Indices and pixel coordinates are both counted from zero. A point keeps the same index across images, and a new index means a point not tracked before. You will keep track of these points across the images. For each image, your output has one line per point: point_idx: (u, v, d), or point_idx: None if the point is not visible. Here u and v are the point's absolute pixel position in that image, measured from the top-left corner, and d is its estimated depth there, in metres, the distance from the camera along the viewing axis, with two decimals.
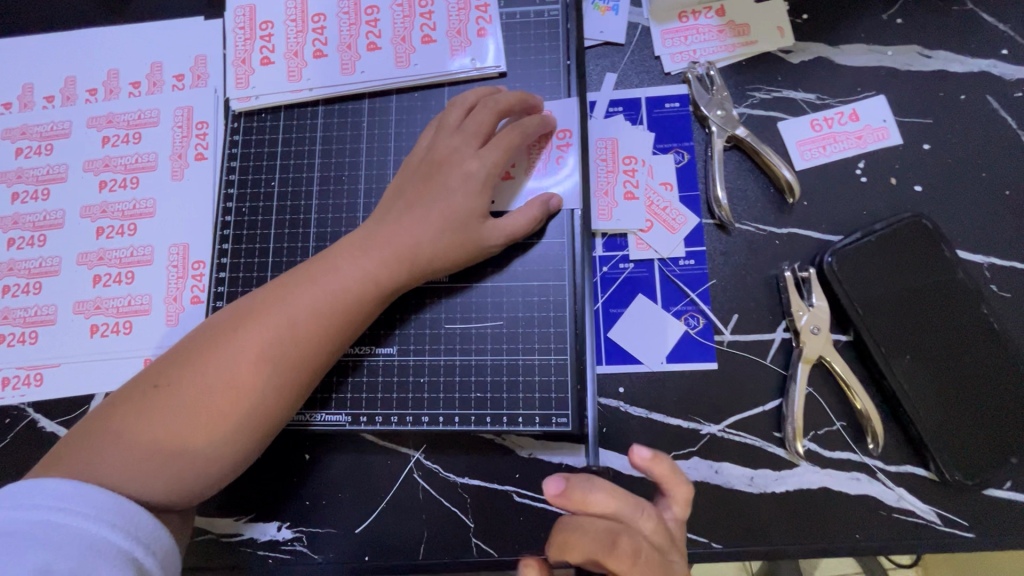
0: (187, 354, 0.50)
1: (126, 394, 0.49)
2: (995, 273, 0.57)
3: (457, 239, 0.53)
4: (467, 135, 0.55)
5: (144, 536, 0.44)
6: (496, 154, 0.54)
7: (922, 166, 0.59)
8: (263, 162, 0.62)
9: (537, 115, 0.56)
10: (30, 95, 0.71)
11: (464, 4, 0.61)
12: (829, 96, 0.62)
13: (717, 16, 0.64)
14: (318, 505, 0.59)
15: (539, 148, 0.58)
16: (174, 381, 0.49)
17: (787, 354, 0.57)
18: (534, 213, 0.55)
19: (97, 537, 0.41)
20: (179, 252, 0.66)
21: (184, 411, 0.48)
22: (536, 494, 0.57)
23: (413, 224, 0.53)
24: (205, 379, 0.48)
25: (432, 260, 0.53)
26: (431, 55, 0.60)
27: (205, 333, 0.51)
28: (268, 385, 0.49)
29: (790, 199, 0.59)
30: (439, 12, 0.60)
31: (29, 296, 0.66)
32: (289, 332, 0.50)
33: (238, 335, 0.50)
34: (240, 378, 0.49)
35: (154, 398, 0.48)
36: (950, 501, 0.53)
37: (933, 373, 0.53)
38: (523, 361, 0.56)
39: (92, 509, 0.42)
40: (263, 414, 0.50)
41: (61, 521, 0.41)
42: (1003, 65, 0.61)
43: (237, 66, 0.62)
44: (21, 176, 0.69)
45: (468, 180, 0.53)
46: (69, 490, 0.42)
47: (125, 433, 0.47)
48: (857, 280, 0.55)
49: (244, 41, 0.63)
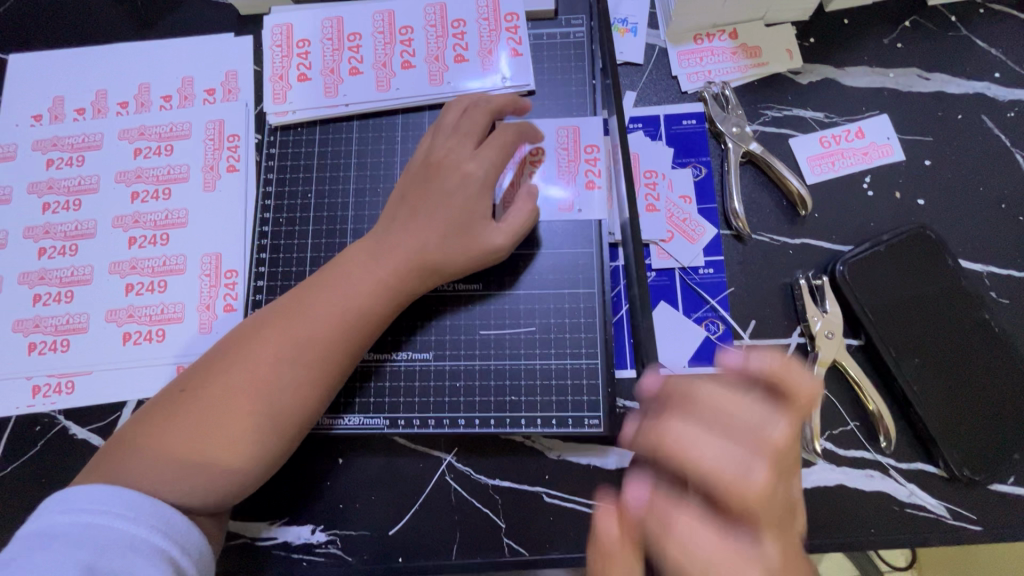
0: (217, 359, 0.53)
1: (159, 401, 0.52)
2: (995, 281, 0.60)
3: (493, 249, 0.56)
4: (502, 150, 0.57)
5: (181, 537, 0.46)
6: (493, 153, 0.57)
7: (924, 180, 0.63)
8: (299, 174, 0.64)
9: (524, 115, 0.60)
10: (61, 108, 0.72)
11: (493, 26, 0.64)
12: (836, 115, 0.66)
13: (731, 39, 0.68)
14: (352, 508, 0.60)
15: (568, 161, 0.61)
16: (203, 382, 0.51)
17: (803, 357, 0.60)
18: (528, 205, 0.57)
19: (137, 539, 0.43)
20: (212, 261, 0.67)
21: (216, 411, 0.50)
22: (566, 494, 0.59)
23: (450, 234, 0.55)
24: (233, 379, 0.51)
25: (470, 268, 0.55)
26: (463, 73, 0.63)
27: (232, 338, 0.54)
28: (295, 383, 0.51)
29: (803, 211, 0.63)
30: (470, 33, 0.63)
31: (60, 304, 0.67)
32: (314, 332, 0.52)
33: (261, 340, 0.52)
34: (261, 378, 0.51)
35: (187, 401, 0.51)
36: (958, 496, 0.56)
37: (941, 374, 0.57)
38: (556, 365, 0.59)
39: (134, 513, 0.44)
40: (283, 415, 0.51)
41: (106, 524, 0.43)
42: (996, 87, 0.65)
43: (274, 82, 0.64)
44: (52, 187, 0.70)
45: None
46: (112, 494, 0.45)
47: (159, 436, 0.50)
48: (868, 288, 0.59)
49: (280, 58, 0.65)
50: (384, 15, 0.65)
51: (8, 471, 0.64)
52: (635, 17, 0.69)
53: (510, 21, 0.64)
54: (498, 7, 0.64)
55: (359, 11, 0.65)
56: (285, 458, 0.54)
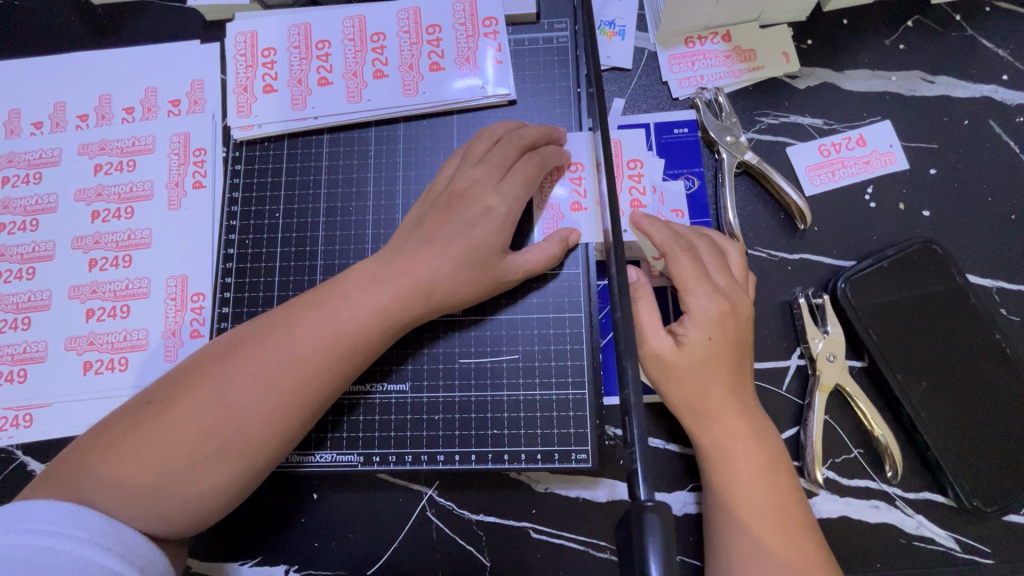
0: (189, 372, 0.49)
1: (120, 414, 0.48)
2: (1005, 297, 0.57)
3: (472, 272, 0.52)
4: (481, 166, 0.54)
5: (140, 559, 0.43)
6: (516, 188, 0.53)
7: (929, 190, 0.60)
8: (267, 193, 0.60)
9: (557, 147, 0.56)
10: (18, 122, 0.68)
11: (471, 31, 0.60)
12: (836, 121, 0.62)
13: (724, 42, 0.64)
14: (327, 547, 0.57)
15: (553, 181, 0.57)
16: (171, 400, 0.47)
17: (803, 381, 0.57)
18: (553, 250, 0.54)
19: (91, 563, 0.40)
20: (177, 284, 0.63)
21: (179, 437, 0.46)
22: (554, 530, 0.56)
23: (426, 256, 0.51)
24: (201, 404, 0.47)
25: (446, 291, 0.52)
26: (439, 83, 0.59)
27: (205, 356, 0.50)
28: (266, 414, 0.47)
29: (802, 225, 0.59)
30: (446, 39, 0.60)
31: (17, 332, 0.63)
32: (288, 363, 0.48)
33: (239, 360, 0.48)
34: (235, 403, 0.47)
35: (148, 422, 0.46)
36: (968, 527, 0.53)
37: (949, 398, 0.53)
38: (541, 396, 0.55)
39: (87, 533, 0.41)
40: (255, 448, 0.47)
41: (56, 546, 0.40)
42: (1004, 90, 0.62)
43: (238, 94, 0.61)
44: (8, 206, 0.66)
45: (489, 215, 0.52)
46: (63, 514, 0.41)
47: (117, 453, 0.45)
48: (871, 307, 0.55)
49: (245, 68, 0.61)
50: (355, 21, 0.61)
51: None
52: (623, 20, 0.65)
53: (490, 25, 0.60)
54: (476, 11, 0.60)
55: (328, 16, 0.61)
56: (254, 487, 0.50)
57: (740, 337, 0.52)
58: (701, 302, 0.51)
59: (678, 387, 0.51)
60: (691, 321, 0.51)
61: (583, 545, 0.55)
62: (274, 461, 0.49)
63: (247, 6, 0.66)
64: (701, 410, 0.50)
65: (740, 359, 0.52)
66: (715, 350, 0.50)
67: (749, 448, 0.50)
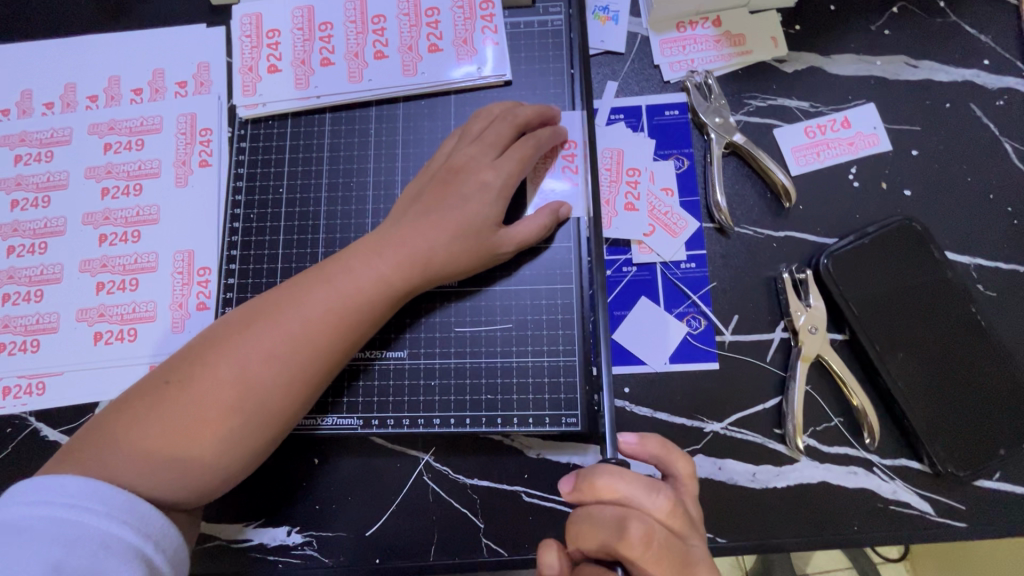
0: (202, 351, 0.51)
1: (138, 390, 0.50)
2: (982, 273, 0.59)
3: (470, 246, 0.54)
4: (477, 145, 0.56)
5: (155, 533, 0.45)
6: (512, 164, 0.55)
7: (912, 171, 0.62)
8: (271, 169, 0.62)
9: (551, 127, 0.58)
10: (29, 102, 0.71)
11: (469, 14, 0.62)
12: (822, 104, 0.64)
13: (714, 27, 0.66)
14: (328, 509, 0.59)
15: (547, 160, 0.60)
16: (188, 376, 0.49)
17: (786, 354, 0.59)
18: (544, 221, 0.56)
19: (109, 536, 0.42)
20: (184, 258, 0.66)
21: (193, 402, 0.48)
22: (546, 493, 0.58)
23: (425, 229, 0.54)
24: (216, 378, 0.49)
25: (443, 263, 0.54)
26: (437, 64, 0.61)
27: (217, 329, 0.52)
28: (276, 377, 0.50)
29: (787, 203, 0.61)
30: (445, 21, 0.62)
31: (30, 304, 0.65)
32: (294, 333, 0.50)
33: (250, 336, 0.50)
34: (251, 375, 0.49)
35: (165, 391, 0.49)
36: (943, 491, 0.55)
37: (926, 369, 0.55)
38: (532, 362, 0.57)
39: (106, 507, 0.44)
40: (268, 414, 0.50)
41: (77, 519, 0.42)
42: (985, 75, 0.64)
43: (243, 74, 0.63)
44: (21, 183, 0.68)
45: (485, 188, 0.55)
46: (81, 488, 0.44)
47: (140, 422, 0.48)
48: (853, 282, 0.58)
49: (250, 48, 0.64)
50: (356, 3, 0.63)
51: None
52: (617, 5, 0.67)
53: (486, 8, 0.62)
54: None
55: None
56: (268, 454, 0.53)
57: None
58: None
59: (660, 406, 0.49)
60: None
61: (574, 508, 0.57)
62: (285, 429, 0.52)
63: None
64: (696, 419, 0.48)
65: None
66: None
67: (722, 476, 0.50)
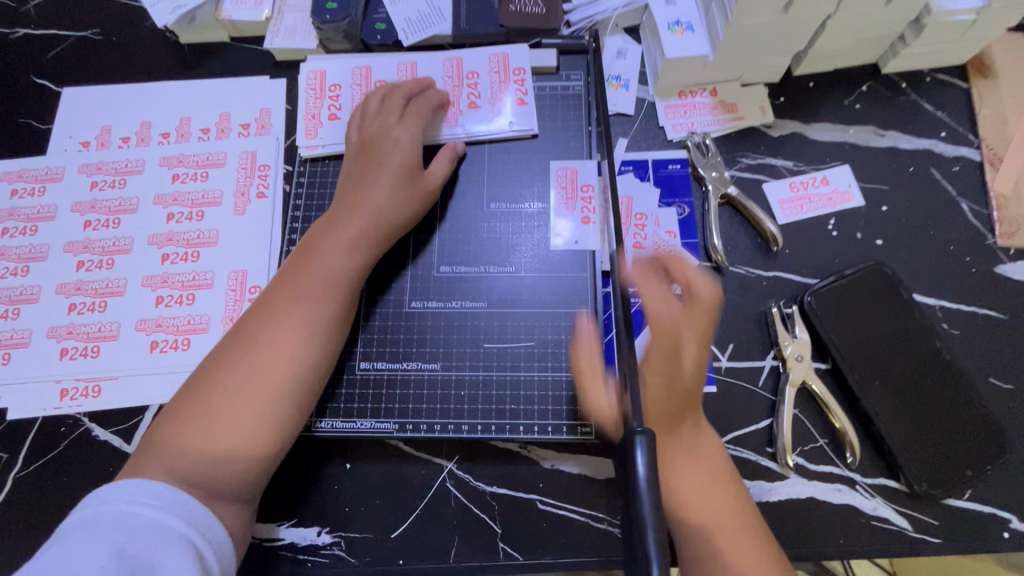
0: (225, 360, 0.58)
1: (170, 410, 0.56)
2: (946, 313, 0.67)
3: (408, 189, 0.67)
4: (379, 118, 0.69)
5: (202, 525, 0.50)
6: (415, 124, 0.69)
7: (882, 223, 0.71)
8: (326, 201, 0.73)
9: (377, 95, 0.70)
10: (108, 136, 0.80)
11: (504, 78, 0.74)
12: (803, 164, 0.74)
13: (711, 96, 0.77)
14: (356, 511, 0.64)
15: (443, 123, 0.73)
16: (215, 386, 0.56)
17: (776, 380, 0.66)
18: (446, 154, 0.70)
19: (164, 525, 0.48)
20: (237, 277, 0.73)
21: (230, 395, 0.55)
22: (560, 501, 0.63)
23: (378, 188, 0.65)
24: (243, 379, 0.56)
25: (398, 215, 0.65)
26: (476, 118, 0.73)
27: (233, 342, 0.59)
28: (307, 366, 0.58)
29: (774, 248, 0.70)
30: (482, 83, 0.74)
31: (94, 313, 0.72)
32: (317, 325, 0.60)
33: (266, 337, 0.58)
34: (273, 369, 0.57)
35: (209, 391, 0.56)
36: (918, 508, 0.61)
37: (899, 396, 0.62)
38: (553, 376, 0.65)
39: (160, 500, 0.49)
40: (293, 400, 0.57)
41: (136, 510, 0.48)
42: (942, 144, 0.74)
43: (307, 120, 0.75)
44: (95, 206, 0.77)
45: (399, 142, 0.67)
46: (137, 486, 0.50)
47: (178, 435, 0.54)
48: (833, 317, 0.65)
49: (314, 99, 0.76)
50: (407, 66, 0.77)
51: (31, 468, 0.67)
52: (628, 75, 0.78)
53: (518, 74, 0.75)
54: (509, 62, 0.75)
55: (383, 60, 0.77)
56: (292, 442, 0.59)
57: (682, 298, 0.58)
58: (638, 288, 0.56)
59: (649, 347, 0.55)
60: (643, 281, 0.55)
61: (585, 516, 0.63)
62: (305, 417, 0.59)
63: (314, 50, 0.81)
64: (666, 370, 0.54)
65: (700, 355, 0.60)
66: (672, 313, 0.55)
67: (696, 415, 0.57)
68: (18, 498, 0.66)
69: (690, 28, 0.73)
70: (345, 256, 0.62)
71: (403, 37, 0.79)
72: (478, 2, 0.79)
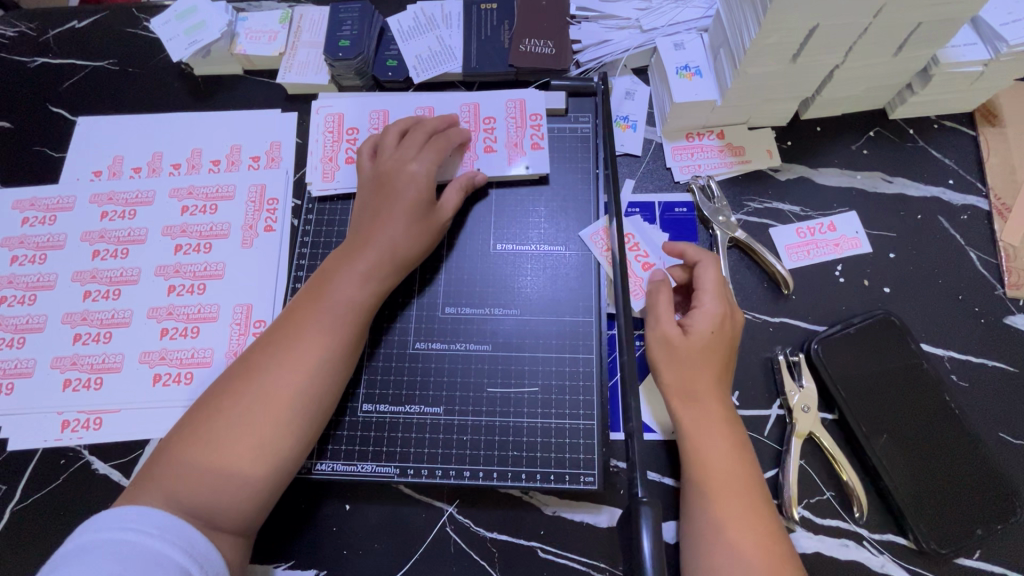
0: (225, 392, 0.57)
1: (169, 438, 0.56)
2: (954, 364, 0.67)
3: (423, 229, 0.66)
4: (402, 150, 0.68)
5: (200, 556, 0.50)
6: (431, 157, 0.68)
7: (889, 271, 0.71)
8: (332, 238, 0.74)
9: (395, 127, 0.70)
10: (120, 166, 0.81)
11: (519, 124, 0.75)
12: (810, 209, 0.74)
13: (719, 138, 0.77)
14: (354, 555, 0.63)
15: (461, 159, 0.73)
16: (214, 418, 0.55)
17: (781, 429, 0.65)
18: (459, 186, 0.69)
19: (161, 555, 0.48)
20: (242, 311, 0.73)
21: (231, 430, 0.55)
22: (561, 550, 0.62)
23: (394, 224, 0.65)
24: (244, 414, 0.55)
25: (410, 251, 0.65)
26: (493, 162, 0.73)
27: (237, 372, 0.58)
28: (308, 404, 0.58)
29: (785, 290, 0.70)
30: (498, 129, 0.74)
31: (98, 344, 0.73)
32: (328, 365, 0.59)
33: (269, 372, 0.57)
34: (274, 406, 0.56)
35: (219, 422, 0.55)
36: (926, 567, 0.60)
37: (907, 451, 0.61)
38: (556, 424, 0.64)
39: (159, 530, 0.49)
40: (291, 439, 0.57)
41: (134, 539, 0.48)
42: (950, 192, 0.74)
43: (323, 163, 0.76)
44: (104, 236, 0.77)
45: (415, 178, 0.66)
46: (136, 514, 0.50)
47: (173, 468, 0.53)
48: (840, 367, 0.65)
49: (331, 140, 0.77)
50: (425, 107, 0.77)
51: (28, 501, 0.67)
52: (635, 116, 0.79)
53: (535, 120, 0.75)
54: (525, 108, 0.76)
55: (402, 103, 0.78)
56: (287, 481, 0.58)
57: (730, 339, 0.63)
58: (696, 322, 0.62)
59: (682, 363, 0.61)
60: (699, 314, 0.62)
61: (586, 566, 0.61)
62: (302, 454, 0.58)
63: (326, 86, 0.82)
64: (694, 396, 0.60)
65: (724, 377, 0.62)
66: (713, 342, 0.61)
67: (716, 423, 0.60)
68: (13, 532, 0.66)
69: (698, 72, 0.73)
70: (359, 289, 0.62)
71: (414, 74, 0.80)
72: (490, 42, 0.80)
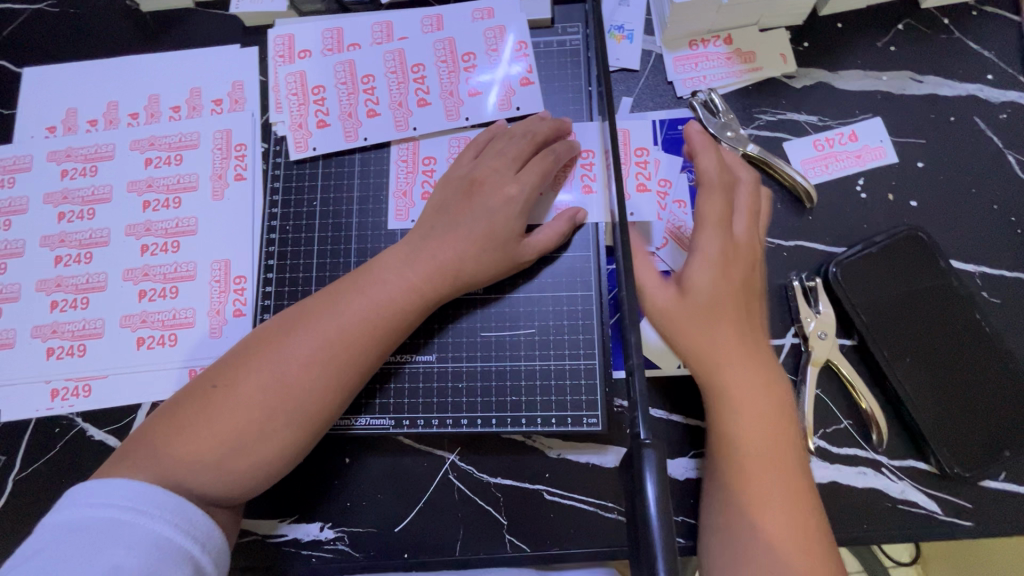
0: (245, 357, 0.54)
1: (186, 395, 0.53)
2: (986, 280, 0.62)
3: (494, 258, 0.59)
4: (500, 160, 0.61)
5: (203, 536, 0.47)
6: (533, 178, 0.60)
7: (917, 182, 0.64)
8: (306, 184, 0.70)
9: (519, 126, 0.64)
10: (74, 119, 0.75)
11: (624, 159, 0.66)
12: (829, 118, 0.67)
13: (725, 44, 0.69)
14: (358, 506, 0.62)
15: (566, 169, 0.65)
16: (234, 383, 0.52)
17: (796, 358, 0.61)
18: (561, 228, 0.61)
19: (160, 536, 0.45)
20: (221, 267, 0.69)
21: (248, 395, 0.52)
22: (566, 491, 0.61)
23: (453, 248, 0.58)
24: (261, 380, 0.52)
25: (454, 257, 0.58)
26: (477, 106, 0.67)
27: (261, 336, 0.56)
28: (327, 384, 0.53)
29: (808, 205, 0.64)
30: (598, 165, 0.65)
31: (77, 310, 0.70)
32: (348, 338, 0.54)
33: (291, 342, 0.54)
34: (291, 380, 0.52)
35: (190, 399, 0.52)
36: (949, 491, 0.57)
37: (932, 374, 0.57)
38: (555, 365, 0.62)
39: (159, 509, 0.46)
40: (304, 416, 0.53)
41: (131, 519, 0.45)
42: (988, 89, 0.66)
43: (294, 130, 0.70)
44: (67, 197, 0.73)
45: (510, 203, 0.59)
46: (137, 491, 0.46)
47: (187, 429, 0.51)
48: (860, 289, 0.60)
49: (297, 105, 0.70)
50: (382, 27, 0.70)
51: (28, 471, 0.66)
52: (631, 24, 0.70)
53: (641, 156, 0.66)
54: (495, 18, 0.69)
55: (359, 25, 0.71)
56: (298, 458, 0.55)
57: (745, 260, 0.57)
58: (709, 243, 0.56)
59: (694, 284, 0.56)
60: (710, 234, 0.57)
61: (592, 506, 0.60)
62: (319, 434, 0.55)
63: (286, 13, 0.74)
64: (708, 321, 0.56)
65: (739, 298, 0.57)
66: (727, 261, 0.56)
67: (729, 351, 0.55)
68: (17, 501, 0.65)
69: None
70: (398, 272, 0.57)
71: None
72: None
